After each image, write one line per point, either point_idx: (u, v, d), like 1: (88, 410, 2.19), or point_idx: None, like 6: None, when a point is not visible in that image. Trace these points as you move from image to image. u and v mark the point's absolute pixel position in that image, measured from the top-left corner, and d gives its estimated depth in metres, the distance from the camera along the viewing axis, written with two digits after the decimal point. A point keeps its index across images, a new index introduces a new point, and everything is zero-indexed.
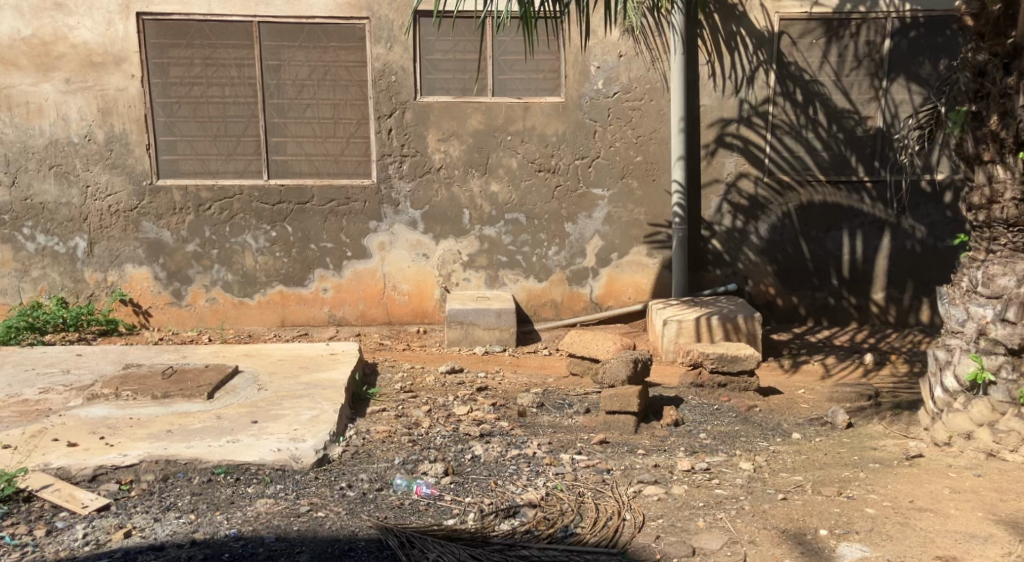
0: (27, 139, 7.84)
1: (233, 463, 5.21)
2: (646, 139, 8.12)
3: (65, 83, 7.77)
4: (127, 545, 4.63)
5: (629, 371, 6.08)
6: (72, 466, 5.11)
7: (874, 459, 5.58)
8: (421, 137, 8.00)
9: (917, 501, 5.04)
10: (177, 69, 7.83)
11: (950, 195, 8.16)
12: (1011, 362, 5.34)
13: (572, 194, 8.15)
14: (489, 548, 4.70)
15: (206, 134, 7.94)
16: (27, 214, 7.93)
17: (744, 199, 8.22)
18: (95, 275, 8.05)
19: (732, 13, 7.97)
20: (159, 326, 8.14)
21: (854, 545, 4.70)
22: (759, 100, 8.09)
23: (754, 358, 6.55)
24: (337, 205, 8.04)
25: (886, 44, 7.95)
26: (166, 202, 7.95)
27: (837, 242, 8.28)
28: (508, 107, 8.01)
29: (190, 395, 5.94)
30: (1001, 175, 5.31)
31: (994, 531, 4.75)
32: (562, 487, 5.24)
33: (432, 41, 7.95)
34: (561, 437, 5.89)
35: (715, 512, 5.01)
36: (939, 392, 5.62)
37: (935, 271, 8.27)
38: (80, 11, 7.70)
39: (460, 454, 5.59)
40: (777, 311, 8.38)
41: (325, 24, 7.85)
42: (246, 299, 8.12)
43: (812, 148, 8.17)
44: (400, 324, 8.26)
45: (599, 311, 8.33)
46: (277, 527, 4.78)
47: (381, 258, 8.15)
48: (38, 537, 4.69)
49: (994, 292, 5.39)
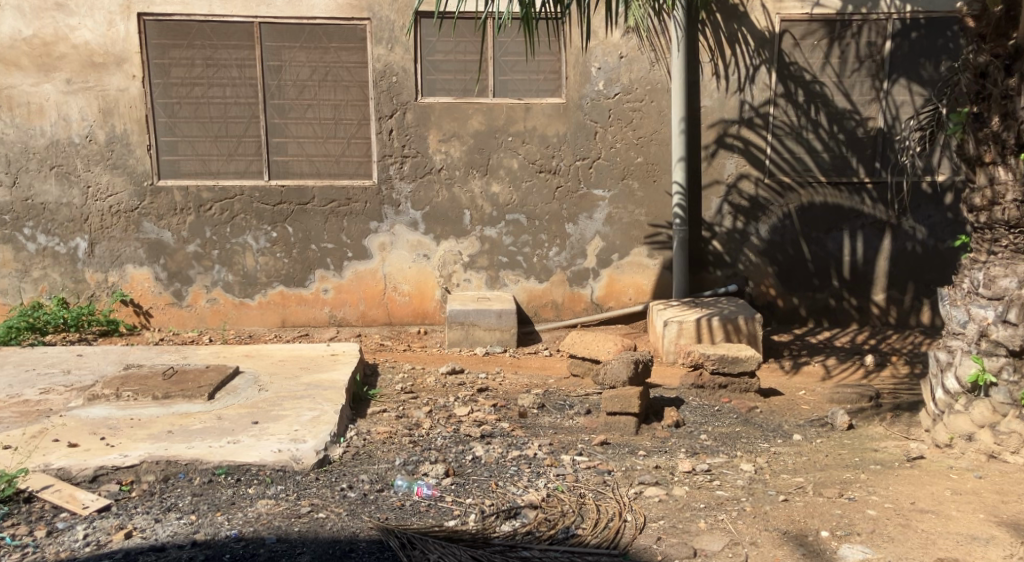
0: (28, 139, 7.84)
1: (234, 463, 5.20)
2: (647, 140, 8.12)
3: (66, 83, 7.77)
4: (128, 546, 4.63)
5: (630, 372, 6.07)
6: (72, 466, 5.10)
7: (875, 460, 5.57)
8: (421, 138, 8.00)
9: (919, 503, 5.03)
10: (177, 70, 7.83)
11: (950, 196, 8.17)
12: (1012, 363, 5.34)
13: (573, 195, 8.15)
14: (490, 549, 4.69)
15: (207, 134, 7.94)
16: (27, 214, 7.93)
17: (744, 200, 8.22)
18: (95, 276, 8.04)
19: (733, 13, 7.96)
20: (159, 326, 8.14)
21: (856, 547, 4.69)
22: (760, 101, 8.09)
23: (754, 359, 6.55)
24: (337, 206, 8.04)
25: (887, 46, 7.95)
26: (167, 203, 7.95)
27: (838, 243, 8.28)
28: (509, 108, 8.00)
29: (190, 395, 5.94)
30: (1002, 177, 5.30)
31: (996, 533, 4.74)
32: (563, 489, 5.24)
33: (432, 42, 7.95)
34: (561, 438, 5.89)
35: (716, 514, 5.01)
36: (940, 393, 5.61)
37: (935, 272, 8.27)
38: (81, 11, 7.70)
39: (461, 455, 5.59)
40: (777, 312, 8.38)
41: (325, 25, 7.85)
42: (246, 299, 8.12)
43: (813, 149, 8.17)
44: (400, 325, 8.25)
45: (599, 312, 8.32)
46: (278, 528, 4.77)
47: (382, 259, 8.14)
48: (39, 538, 4.69)
49: (996, 293, 5.38)
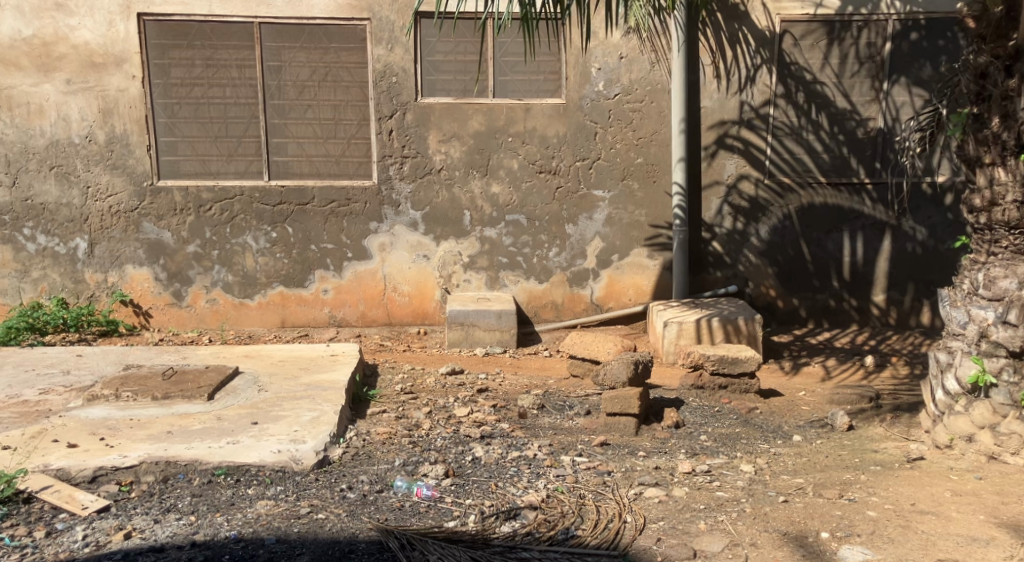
0: (28, 140, 7.84)
1: (234, 464, 5.20)
2: (647, 141, 8.11)
3: (66, 83, 7.77)
4: (127, 547, 4.62)
5: (629, 372, 6.05)
6: (72, 467, 5.10)
7: (875, 461, 5.57)
8: (421, 138, 8.00)
9: (919, 504, 5.03)
10: (177, 70, 7.83)
11: (950, 197, 8.17)
12: (1012, 365, 5.32)
13: (573, 195, 8.15)
14: (489, 551, 4.68)
15: (207, 135, 7.94)
16: (27, 215, 7.93)
17: (744, 201, 8.22)
18: (95, 276, 8.04)
19: (733, 13, 7.96)
20: (159, 326, 8.14)
21: (856, 548, 4.69)
22: (760, 101, 8.09)
23: (754, 360, 6.55)
24: (338, 206, 8.03)
25: (886, 47, 7.95)
26: (167, 204, 7.95)
27: (838, 244, 8.27)
28: (509, 109, 8.00)
29: (190, 396, 5.93)
30: (1002, 177, 5.30)
31: (996, 534, 4.74)
32: (563, 490, 5.23)
33: (432, 43, 7.95)
34: (561, 438, 5.89)
35: (716, 515, 5.00)
36: (941, 394, 5.61)
37: (935, 273, 8.27)
38: (81, 11, 7.69)
39: (461, 456, 5.59)
40: (777, 313, 8.37)
41: (325, 26, 7.84)
42: (247, 300, 8.11)
43: (812, 150, 8.17)
44: (401, 326, 8.25)
45: (600, 313, 8.32)
46: (278, 529, 4.77)
47: (382, 259, 8.14)
48: (38, 539, 4.69)
49: (996, 293, 5.38)
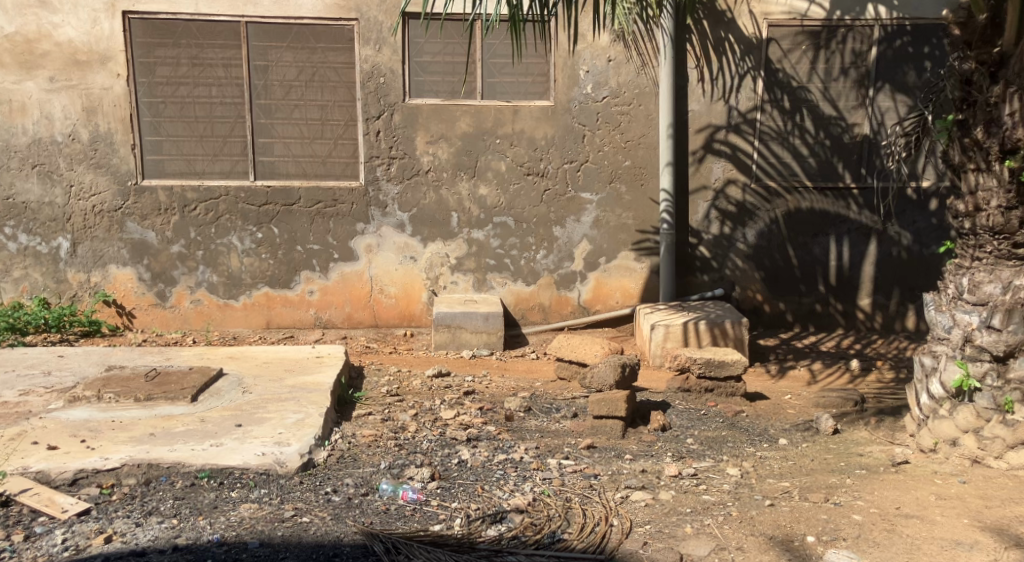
0: (10, 137, 7.76)
1: (217, 466, 5.15)
2: (635, 144, 8.11)
3: (49, 81, 7.70)
4: (109, 550, 4.58)
5: (617, 376, 6.15)
6: (52, 470, 5.05)
7: (860, 465, 5.58)
8: (409, 139, 7.97)
9: (904, 507, 5.04)
10: (163, 69, 7.76)
11: (935, 202, 8.21)
12: (995, 369, 5.36)
13: (560, 198, 8.14)
14: (475, 554, 4.67)
15: (193, 134, 7.88)
16: (8, 214, 7.86)
17: (732, 205, 8.23)
18: (78, 276, 7.97)
19: (721, 19, 7.98)
20: (142, 327, 8.06)
21: (842, 552, 4.70)
22: (748, 107, 8.10)
23: (741, 363, 6.56)
24: (323, 206, 7.99)
25: (872, 53, 7.98)
26: (151, 203, 7.89)
27: (824, 248, 8.30)
28: (496, 110, 7.98)
29: (173, 397, 5.88)
30: (987, 183, 5.32)
31: (980, 538, 4.76)
32: (549, 493, 5.22)
33: (420, 43, 7.91)
34: (548, 441, 5.87)
35: (703, 518, 5.01)
36: (926, 399, 5.63)
37: (919, 277, 8.31)
38: (64, 9, 7.62)
39: (447, 459, 5.56)
40: (764, 317, 8.40)
41: (313, 25, 7.80)
42: (232, 300, 8.06)
43: (799, 155, 8.19)
44: (387, 328, 8.22)
45: (588, 315, 8.31)
46: (262, 532, 4.74)
47: (369, 260, 8.10)
48: (16, 542, 4.63)
49: (980, 298, 5.41)
